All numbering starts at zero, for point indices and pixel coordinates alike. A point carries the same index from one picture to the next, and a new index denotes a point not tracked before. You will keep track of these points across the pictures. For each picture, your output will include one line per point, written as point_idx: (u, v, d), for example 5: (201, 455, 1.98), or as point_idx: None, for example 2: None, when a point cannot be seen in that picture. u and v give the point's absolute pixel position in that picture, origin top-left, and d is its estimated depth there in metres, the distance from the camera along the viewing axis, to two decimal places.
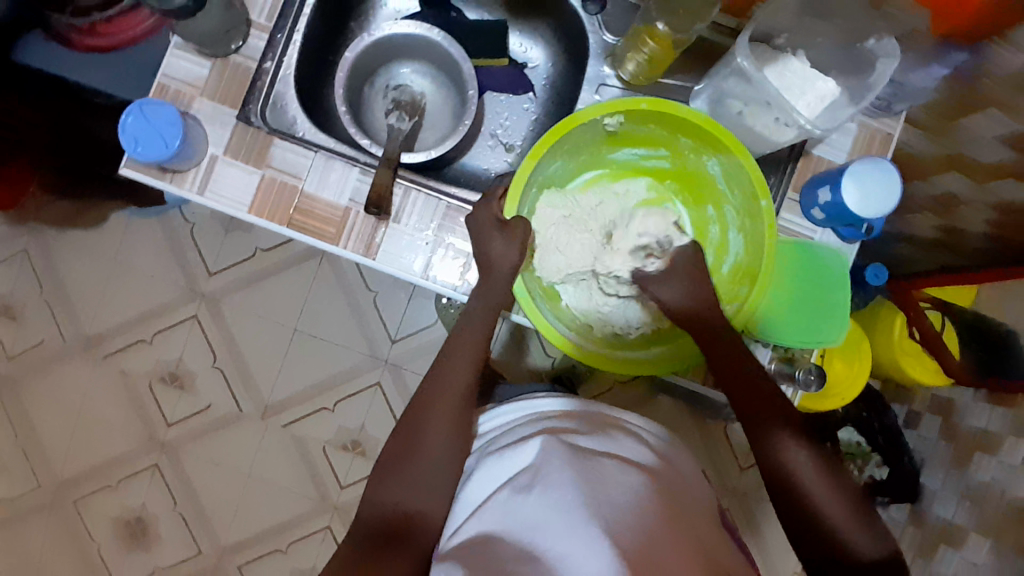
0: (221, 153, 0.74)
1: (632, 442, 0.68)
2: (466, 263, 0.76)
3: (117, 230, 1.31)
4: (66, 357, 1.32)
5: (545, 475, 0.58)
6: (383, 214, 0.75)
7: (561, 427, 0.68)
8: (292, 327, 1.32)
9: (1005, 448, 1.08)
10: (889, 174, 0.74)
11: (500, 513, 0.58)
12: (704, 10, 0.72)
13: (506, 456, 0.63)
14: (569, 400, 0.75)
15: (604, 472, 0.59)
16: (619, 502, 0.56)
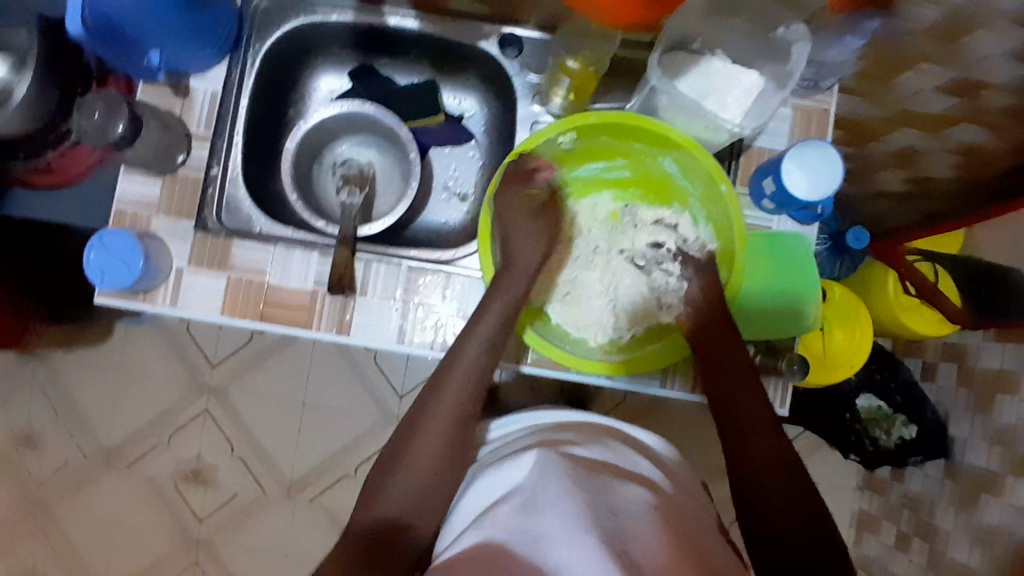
0: (184, 264, 0.76)
1: (635, 456, 0.70)
2: (438, 320, 0.78)
3: (117, 341, 1.35)
4: (91, 472, 1.34)
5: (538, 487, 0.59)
6: (348, 291, 0.77)
7: (560, 439, 0.69)
8: (300, 402, 1.34)
9: None
10: (833, 152, 0.73)
11: (498, 521, 0.57)
12: (606, 39, 0.77)
13: (506, 468, 0.64)
14: (567, 415, 0.78)
15: (598, 478, 0.61)
16: (621, 511, 0.57)
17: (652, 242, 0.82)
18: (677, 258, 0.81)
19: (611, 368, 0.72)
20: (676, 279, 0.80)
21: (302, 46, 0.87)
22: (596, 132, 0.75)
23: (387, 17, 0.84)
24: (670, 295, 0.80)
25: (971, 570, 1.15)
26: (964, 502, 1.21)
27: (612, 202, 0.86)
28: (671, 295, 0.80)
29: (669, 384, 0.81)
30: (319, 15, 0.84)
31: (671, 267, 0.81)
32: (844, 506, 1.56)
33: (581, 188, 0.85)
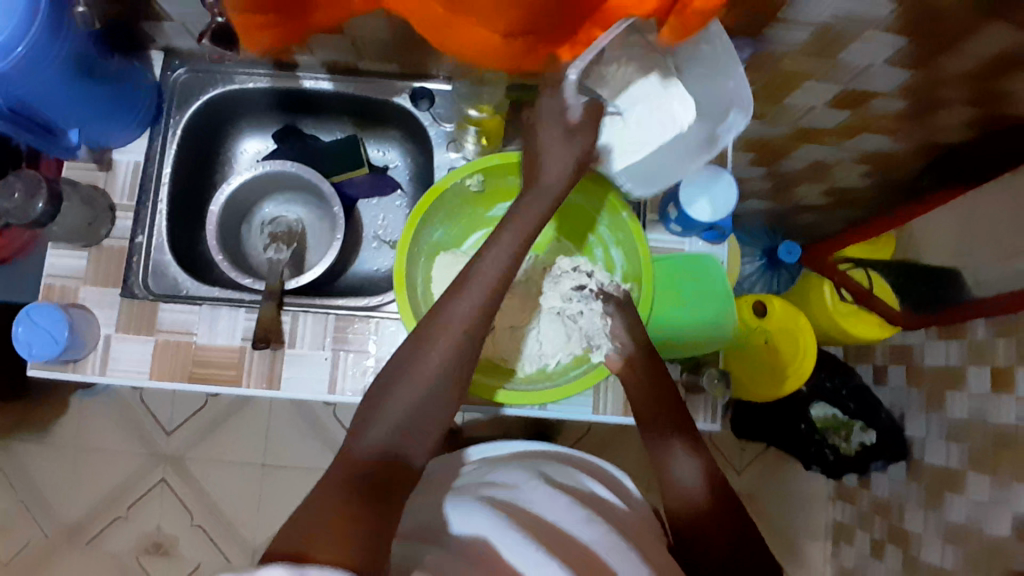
0: (113, 332, 0.78)
1: (579, 478, 0.73)
2: (366, 366, 0.80)
3: (72, 416, 1.33)
4: (51, 555, 1.31)
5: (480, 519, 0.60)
6: (277, 343, 0.79)
7: (505, 474, 0.71)
8: (262, 462, 1.33)
9: (972, 378, 1.10)
10: (729, 178, 0.78)
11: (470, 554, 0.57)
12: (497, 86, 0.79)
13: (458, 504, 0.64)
14: (514, 445, 0.81)
15: (547, 499, 0.64)
16: (559, 527, 0.61)
17: (576, 285, 0.82)
18: (599, 297, 0.80)
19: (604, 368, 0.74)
20: (603, 317, 0.78)
21: (224, 114, 0.91)
22: (501, 173, 0.79)
23: (302, 80, 0.87)
24: (599, 334, 0.78)
25: (945, 569, 1.16)
26: (929, 500, 1.23)
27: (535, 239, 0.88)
28: (600, 333, 0.78)
29: (601, 409, 0.82)
30: (236, 84, 0.87)
31: (596, 306, 0.79)
32: (818, 518, 1.57)
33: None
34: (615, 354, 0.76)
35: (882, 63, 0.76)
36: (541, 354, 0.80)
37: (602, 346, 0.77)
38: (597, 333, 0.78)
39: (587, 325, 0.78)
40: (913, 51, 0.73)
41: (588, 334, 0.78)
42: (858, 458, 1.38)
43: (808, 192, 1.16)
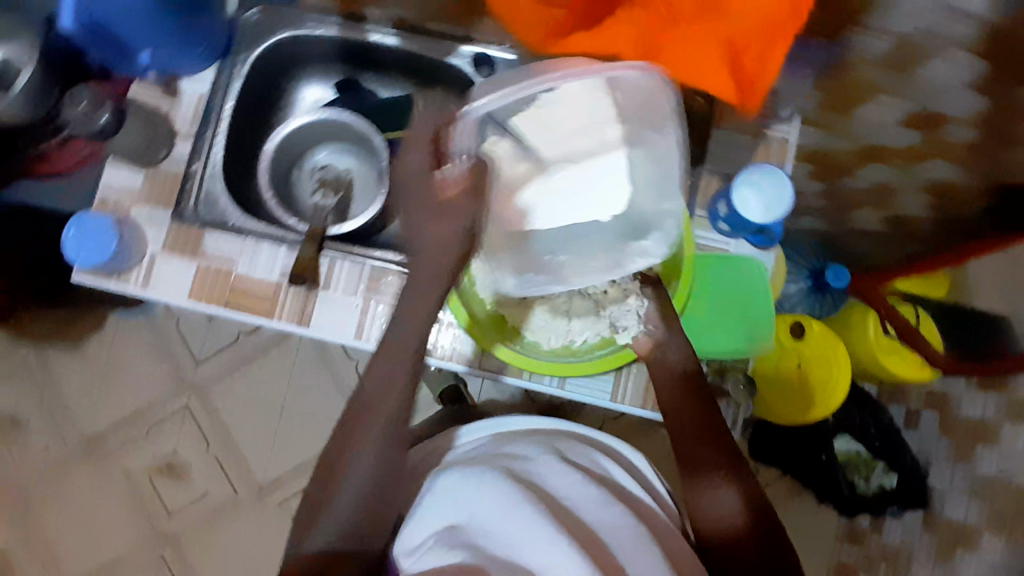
0: (159, 250, 0.80)
1: (595, 459, 0.71)
2: None
3: (108, 334, 1.38)
4: (71, 461, 1.37)
5: (480, 500, 0.59)
6: (312, 284, 0.80)
7: (518, 451, 0.69)
8: (280, 405, 1.36)
9: (1005, 434, 1.06)
10: (785, 179, 0.75)
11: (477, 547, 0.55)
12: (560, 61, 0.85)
13: (466, 483, 0.62)
14: (532, 419, 0.81)
15: (557, 475, 0.64)
16: (566, 502, 0.60)
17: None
18: (636, 277, 0.77)
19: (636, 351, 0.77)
20: (635, 299, 0.76)
21: (290, 56, 0.92)
22: None
23: (370, 34, 0.88)
24: (627, 316, 0.76)
25: None
26: (939, 552, 1.19)
27: None
28: (629, 315, 0.76)
29: (619, 398, 0.81)
30: (306, 29, 0.88)
31: (630, 286, 0.76)
32: None
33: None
34: (645, 335, 0.76)
35: (961, 86, 0.73)
36: (564, 330, 0.78)
37: (630, 329, 0.76)
38: (626, 316, 0.76)
39: (613, 307, 0.76)
40: (996, 78, 0.69)
41: (613, 316, 0.77)
42: (875, 500, 1.37)
43: (867, 214, 1.12)
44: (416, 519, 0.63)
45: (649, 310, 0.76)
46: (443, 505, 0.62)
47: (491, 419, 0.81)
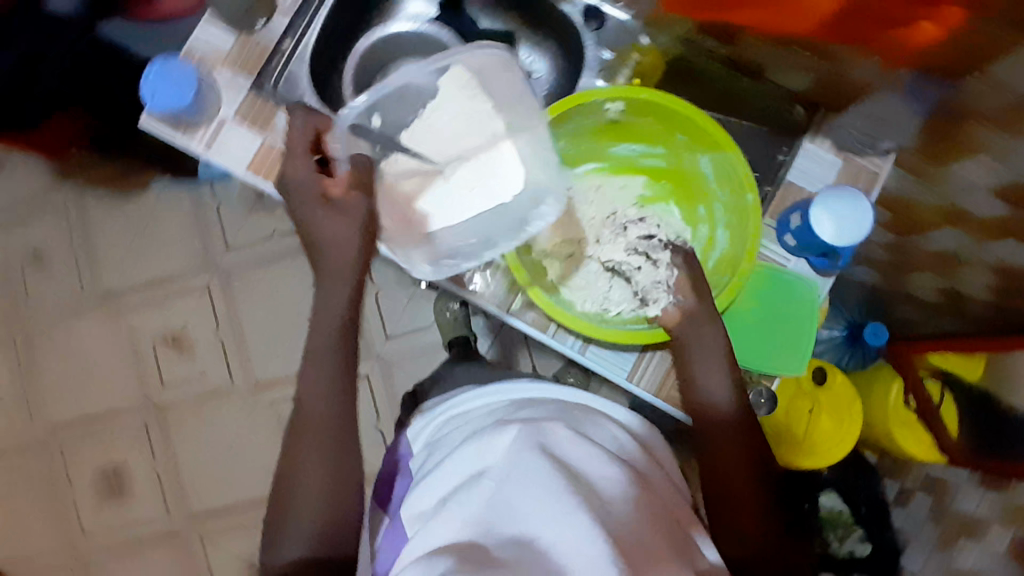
0: (230, 115, 0.80)
1: (610, 430, 0.71)
2: None
3: (151, 197, 1.39)
4: (85, 307, 1.40)
5: (493, 468, 0.61)
6: None
7: (537, 416, 0.70)
8: (296, 310, 1.34)
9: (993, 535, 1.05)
10: (864, 205, 0.73)
11: (484, 519, 0.57)
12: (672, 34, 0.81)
13: (481, 451, 0.65)
14: (545, 387, 0.81)
15: (569, 441, 0.64)
16: (577, 470, 0.60)
17: (644, 234, 0.78)
18: (668, 248, 0.76)
19: (670, 331, 0.72)
20: (664, 270, 0.75)
21: None
22: (644, 111, 0.73)
23: None
24: (655, 288, 0.75)
25: None
26: None
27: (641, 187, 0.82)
28: (658, 287, 0.75)
29: (635, 380, 0.79)
30: None
31: (661, 257, 0.76)
32: None
33: (616, 165, 0.82)
34: (675, 305, 0.73)
35: None
36: (596, 295, 0.77)
37: (660, 300, 0.74)
38: (656, 288, 0.75)
39: (642, 278, 0.76)
40: None
41: (642, 287, 0.76)
42: (841, 565, 1.32)
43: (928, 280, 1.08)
44: (433, 480, 0.67)
45: (677, 280, 0.74)
46: (459, 472, 0.65)
47: (506, 384, 0.82)
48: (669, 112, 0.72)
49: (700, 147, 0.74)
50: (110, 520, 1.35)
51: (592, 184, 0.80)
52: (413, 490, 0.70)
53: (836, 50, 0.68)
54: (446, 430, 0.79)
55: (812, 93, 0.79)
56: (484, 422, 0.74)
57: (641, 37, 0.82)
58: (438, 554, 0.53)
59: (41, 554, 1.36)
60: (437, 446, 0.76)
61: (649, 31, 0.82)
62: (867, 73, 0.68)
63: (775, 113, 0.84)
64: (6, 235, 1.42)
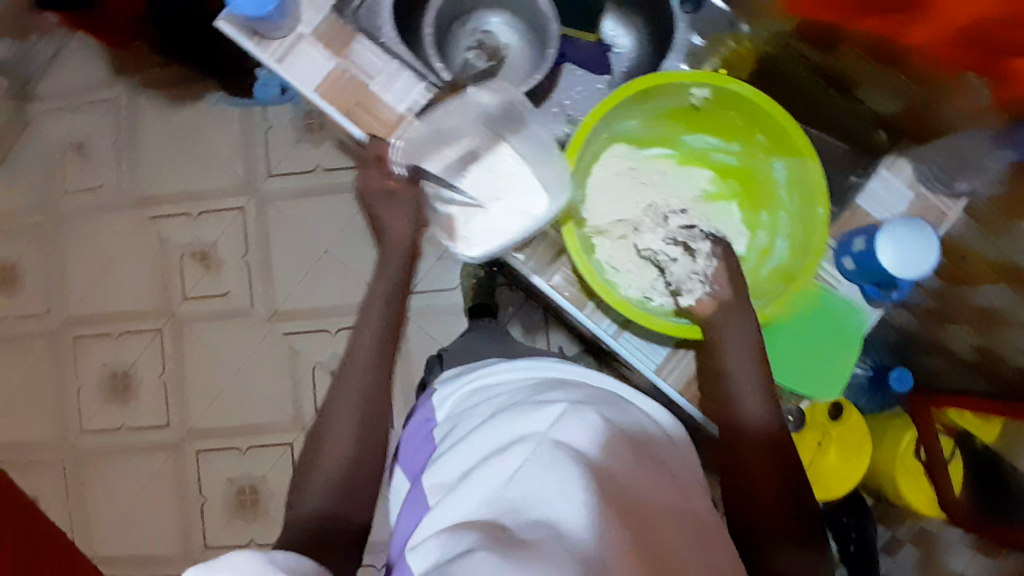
0: (308, 33, 0.78)
1: (636, 418, 0.70)
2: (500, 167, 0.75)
3: (203, 110, 1.38)
4: (120, 207, 1.40)
5: (513, 445, 0.61)
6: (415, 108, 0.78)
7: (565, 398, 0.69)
8: (325, 248, 1.34)
9: None
10: (931, 238, 0.71)
11: (500, 498, 0.56)
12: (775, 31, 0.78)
13: (504, 429, 0.64)
14: (579, 372, 0.81)
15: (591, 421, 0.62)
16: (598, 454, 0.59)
17: (685, 225, 0.77)
18: (709, 239, 0.75)
19: (704, 328, 0.70)
20: (702, 261, 0.73)
21: None
22: (730, 104, 0.72)
23: None
24: (690, 279, 0.73)
25: None
26: None
27: (706, 181, 0.79)
28: (693, 278, 0.73)
29: (662, 374, 0.78)
30: None
31: (700, 247, 0.74)
32: None
33: (684, 156, 0.80)
34: (709, 296, 0.71)
35: None
36: (643, 282, 0.74)
37: (693, 291, 0.72)
38: (690, 279, 0.73)
39: (677, 268, 0.74)
40: None
41: (676, 278, 0.74)
42: None
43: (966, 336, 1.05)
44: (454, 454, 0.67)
45: (715, 271, 0.72)
46: (482, 446, 0.65)
47: (542, 363, 0.83)
48: (755, 109, 0.70)
49: (778, 152, 0.72)
50: (109, 419, 1.36)
51: (657, 169, 0.78)
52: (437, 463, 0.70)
53: (960, 82, 0.64)
54: (474, 401, 0.79)
55: (896, 119, 0.78)
56: (510, 399, 0.73)
57: (742, 26, 0.81)
58: (464, 530, 0.54)
59: (36, 441, 1.37)
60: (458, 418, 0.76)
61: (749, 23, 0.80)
62: (974, 109, 0.65)
63: (853, 133, 0.84)
64: (54, 122, 1.42)
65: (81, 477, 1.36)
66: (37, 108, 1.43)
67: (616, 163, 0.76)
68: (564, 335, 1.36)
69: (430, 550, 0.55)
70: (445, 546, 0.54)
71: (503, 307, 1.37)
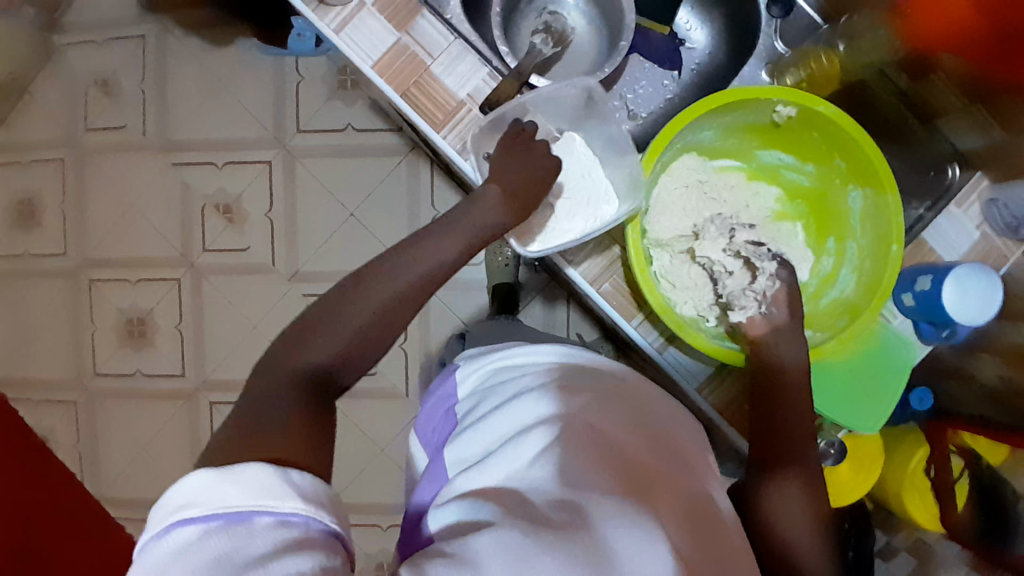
0: (369, 3, 0.74)
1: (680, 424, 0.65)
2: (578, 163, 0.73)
3: (234, 57, 1.33)
4: (143, 149, 1.36)
5: (541, 420, 0.55)
6: (474, 97, 0.74)
7: (598, 386, 0.61)
8: (352, 211, 1.30)
9: None
10: (994, 284, 0.69)
11: (524, 475, 0.52)
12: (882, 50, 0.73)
13: (529, 398, 0.58)
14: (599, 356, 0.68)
15: (621, 419, 0.57)
16: (625, 451, 0.54)
17: (751, 241, 0.73)
18: (774, 259, 0.72)
19: (748, 355, 0.69)
20: (765, 278, 0.71)
21: None
22: (812, 125, 0.69)
23: None
24: (744, 296, 0.71)
25: None
26: None
27: (774, 201, 0.78)
28: (748, 295, 0.70)
29: (704, 393, 0.76)
30: None
31: (765, 266, 0.71)
32: None
33: (753, 171, 0.78)
34: (762, 317, 0.69)
35: None
36: (699, 301, 0.72)
37: (747, 309, 0.70)
38: (743, 295, 0.70)
39: (731, 282, 0.71)
40: None
41: (729, 292, 0.71)
42: None
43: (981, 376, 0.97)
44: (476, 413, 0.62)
45: (775, 292, 0.70)
46: (503, 416, 0.58)
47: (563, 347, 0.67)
48: (832, 128, 0.68)
49: (855, 180, 0.71)
50: (123, 366, 1.36)
51: (727, 181, 0.76)
52: (458, 421, 0.65)
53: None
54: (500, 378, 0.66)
55: (978, 156, 0.74)
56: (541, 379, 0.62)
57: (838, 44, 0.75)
58: (484, 496, 0.50)
59: (49, 380, 1.37)
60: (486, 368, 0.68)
61: (847, 41, 0.75)
62: None
63: (925, 165, 0.78)
64: (80, 56, 1.37)
65: (92, 420, 1.36)
66: (63, 39, 1.37)
67: (686, 175, 0.74)
68: (584, 322, 1.33)
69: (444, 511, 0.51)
70: (462, 509, 0.50)
71: (526, 289, 1.34)
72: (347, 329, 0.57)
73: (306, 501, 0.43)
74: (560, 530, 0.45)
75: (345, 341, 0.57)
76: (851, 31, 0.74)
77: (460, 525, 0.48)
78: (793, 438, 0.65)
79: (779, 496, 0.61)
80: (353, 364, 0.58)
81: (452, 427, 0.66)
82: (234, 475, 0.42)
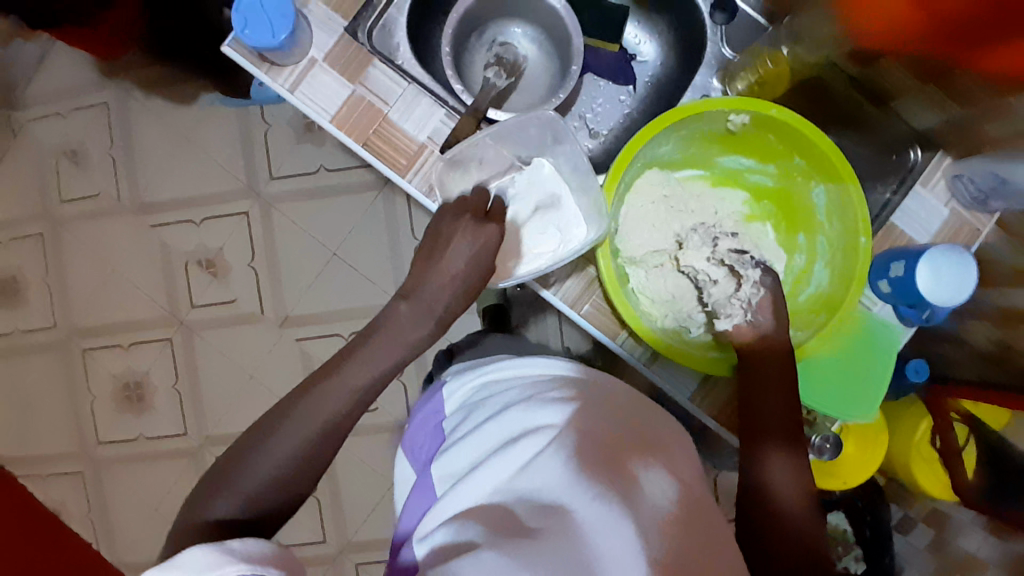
0: (320, 58, 0.75)
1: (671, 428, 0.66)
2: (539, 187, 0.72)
3: (197, 111, 1.34)
4: (118, 214, 1.36)
5: (527, 429, 0.56)
6: (433, 139, 0.75)
7: (579, 392, 0.61)
8: (333, 250, 1.31)
9: None
10: (966, 261, 0.70)
11: (514, 488, 0.52)
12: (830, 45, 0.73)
13: (519, 410, 0.58)
14: (576, 365, 0.67)
15: (607, 422, 0.57)
16: (608, 447, 0.54)
17: (736, 248, 0.74)
18: (757, 266, 0.73)
19: (736, 363, 0.69)
20: (750, 286, 0.72)
21: None
22: (768, 128, 0.70)
23: None
24: (730, 303, 0.71)
25: None
26: None
27: (741, 203, 0.80)
28: (734, 303, 0.71)
29: (697, 403, 0.76)
30: None
31: (749, 274, 0.72)
32: None
33: (717, 177, 0.80)
34: (748, 324, 0.70)
35: None
36: (681, 311, 0.73)
37: (733, 316, 0.71)
38: (729, 304, 0.71)
39: (717, 291, 0.72)
40: None
41: (714, 301, 0.72)
42: None
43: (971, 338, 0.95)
44: (464, 429, 0.62)
45: (760, 300, 0.71)
46: (489, 429, 0.58)
47: (541, 362, 0.67)
48: (785, 128, 0.69)
49: (817, 177, 0.71)
50: (124, 430, 1.36)
51: (692, 190, 0.78)
52: (446, 436, 0.65)
53: (1014, 104, 0.63)
54: (486, 392, 0.66)
55: (936, 136, 0.76)
56: (523, 390, 0.62)
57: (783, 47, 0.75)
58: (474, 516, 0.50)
59: (52, 453, 1.37)
60: (473, 380, 0.68)
61: (793, 44, 0.75)
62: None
63: (888, 148, 0.79)
64: (44, 129, 1.38)
65: (100, 488, 1.36)
66: (26, 113, 1.38)
67: (652, 190, 0.74)
68: (577, 332, 1.32)
69: (436, 533, 0.51)
70: (451, 531, 0.50)
71: (514, 305, 1.31)
72: (244, 491, 0.56)
73: (250, 561, 0.44)
74: (538, 544, 0.46)
75: (245, 504, 0.56)
76: (792, 33, 0.75)
77: (450, 547, 0.48)
78: (780, 420, 0.65)
79: (773, 487, 0.62)
80: (272, 510, 0.57)
81: (440, 441, 0.66)
82: (172, 564, 0.43)
